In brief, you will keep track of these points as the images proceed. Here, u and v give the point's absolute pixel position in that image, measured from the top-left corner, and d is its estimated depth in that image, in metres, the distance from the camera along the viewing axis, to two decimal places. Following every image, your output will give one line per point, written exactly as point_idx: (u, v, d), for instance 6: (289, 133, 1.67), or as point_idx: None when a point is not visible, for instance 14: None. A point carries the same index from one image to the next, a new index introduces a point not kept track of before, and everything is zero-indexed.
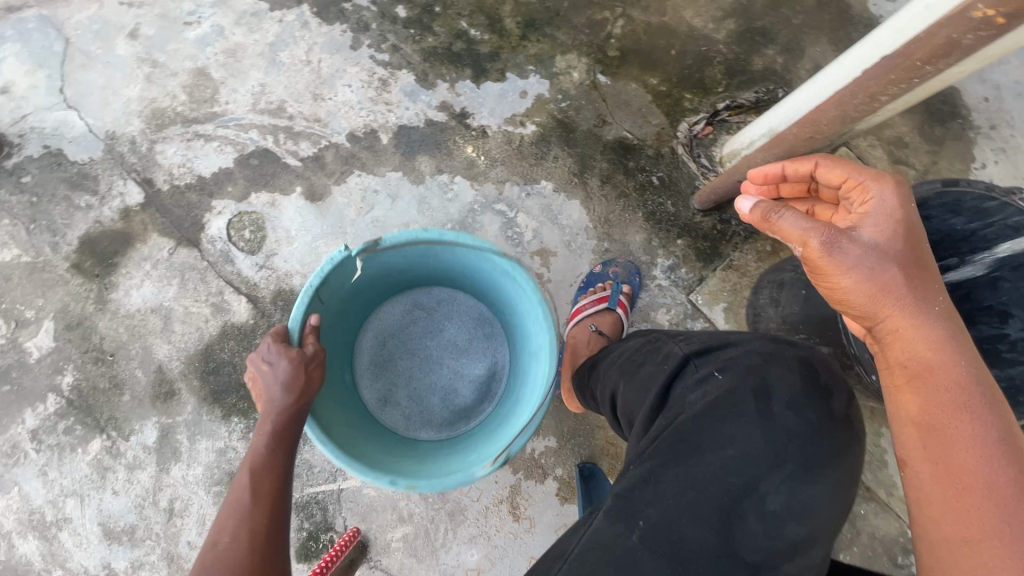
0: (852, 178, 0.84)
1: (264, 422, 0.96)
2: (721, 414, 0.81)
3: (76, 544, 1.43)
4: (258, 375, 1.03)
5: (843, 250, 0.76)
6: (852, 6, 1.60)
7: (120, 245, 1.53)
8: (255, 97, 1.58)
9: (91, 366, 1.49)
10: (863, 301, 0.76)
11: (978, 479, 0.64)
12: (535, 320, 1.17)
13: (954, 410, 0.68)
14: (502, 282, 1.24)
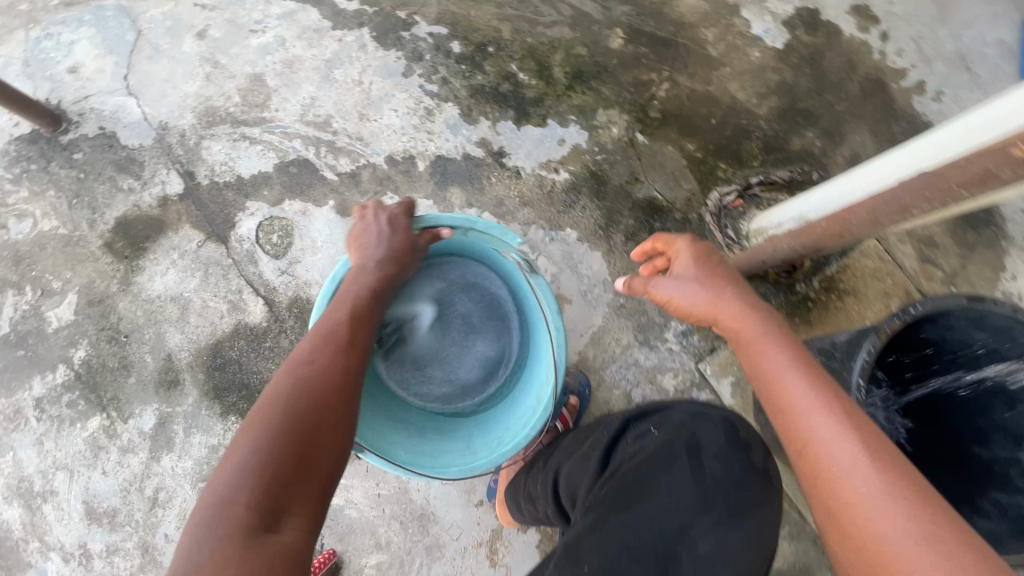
0: (659, 240, 1.10)
1: (362, 277, 1.07)
2: (656, 469, 0.86)
3: (59, 518, 1.46)
4: (363, 234, 1.17)
5: (662, 287, 1.02)
6: (897, 100, 1.61)
7: (152, 232, 1.58)
8: (304, 108, 1.64)
9: (104, 344, 1.53)
10: (687, 300, 0.98)
11: (797, 401, 0.78)
12: (513, 427, 1.21)
13: (765, 359, 0.86)
14: (534, 371, 1.28)
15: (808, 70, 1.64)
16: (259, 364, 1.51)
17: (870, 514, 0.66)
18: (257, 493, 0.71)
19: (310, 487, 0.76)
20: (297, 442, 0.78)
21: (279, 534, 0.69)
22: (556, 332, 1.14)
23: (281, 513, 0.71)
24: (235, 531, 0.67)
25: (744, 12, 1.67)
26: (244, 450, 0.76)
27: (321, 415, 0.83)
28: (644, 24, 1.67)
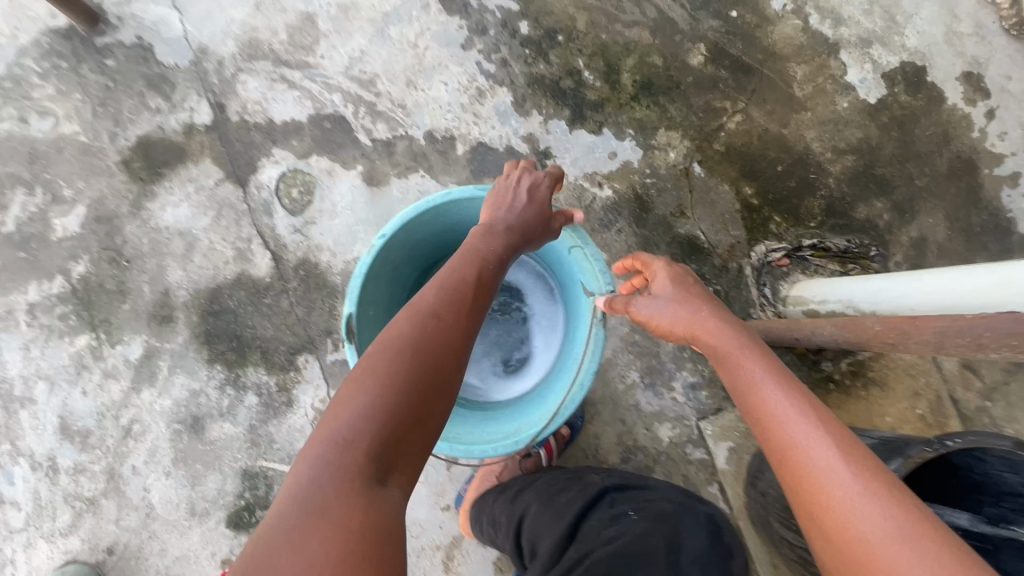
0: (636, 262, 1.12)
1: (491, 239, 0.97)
2: (634, 561, 0.80)
3: (33, 426, 1.46)
4: (505, 191, 1.06)
5: (640, 304, 1.01)
6: (984, 188, 1.47)
7: (172, 160, 1.51)
8: (351, 61, 1.53)
9: (104, 264, 1.49)
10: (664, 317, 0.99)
11: (767, 403, 0.77)
12: (483, 431, 1.05)
13: (742, 371, 0.84)
14: (532, 401, 1.14)
15: (895, 134, 1.50)
16: (255, 319, 1.47)
17: (847, 512, 0.61)
18: (372, 439, 0.63)
19: (418, 446, 0.68)
20: (416, 396, 0.69)
21: (389, 489, 0.61)
22: (592, 357, 1.02)
23: (392, 467, 0.63)
24: (350, 479, 0.59)
25: (843, 56, 1.52)
26: (362, 396, 0.66)
27: (440, 371, 0.73)
28: (730, 46, 1.53)
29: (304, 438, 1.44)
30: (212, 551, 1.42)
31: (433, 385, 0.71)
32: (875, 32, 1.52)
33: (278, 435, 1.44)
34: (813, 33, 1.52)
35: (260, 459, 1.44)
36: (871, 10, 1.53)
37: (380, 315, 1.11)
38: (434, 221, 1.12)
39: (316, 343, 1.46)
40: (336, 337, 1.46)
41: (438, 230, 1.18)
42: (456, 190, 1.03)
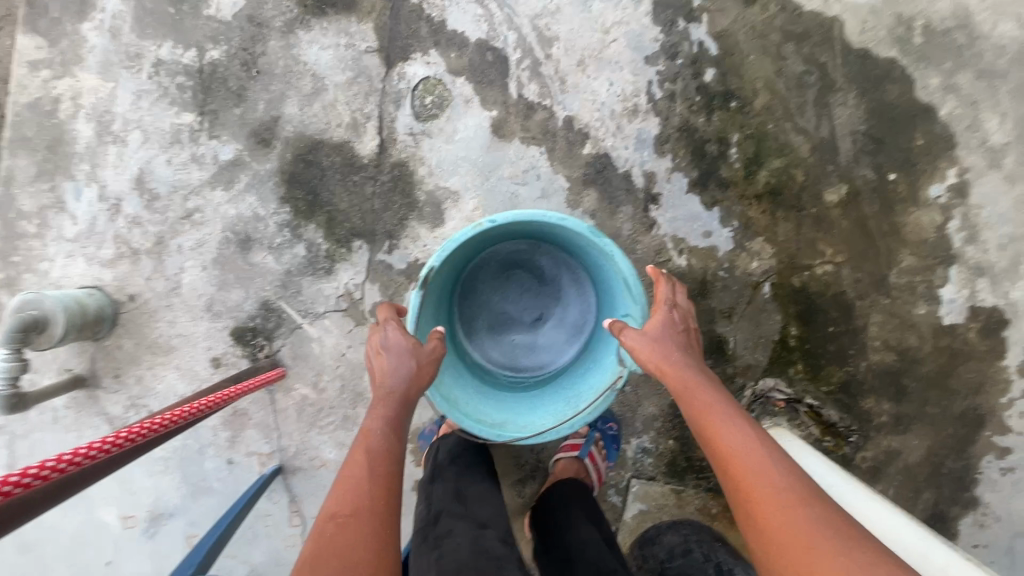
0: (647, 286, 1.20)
1: (381, 410, 1.04)
2: None
3: (115, 163, 1.59)
4: (384, 357, 1.11)
5: (631, 335, 1.12)
6: (975, 444, 1.59)
7: (340, 4, 1.54)
8: (542, 11, 1.53)
9: (237, 63, 1.56)
10: (644, 350, 1.08)
11: (718, 431, 0.96)
12: (476, 409, 1.24)
13: (701, 405, 1.01)
14: (525, 406, 1.31)
15: (942, 360, 1.58)
16: (336, 187, 1.57)
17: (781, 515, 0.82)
18: None
19: None
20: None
21: None
22: (591, 411, 1.17)
23: None
24: None
25: (952, 270, 1.55)
26: None
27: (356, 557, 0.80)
28: (868, 202, 1.55)
29: (324, 304, 1.59)
30: (208, 346, 1.62)
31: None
32: (994, 267, 1.55)
33: (306, 291, 1.59)
34: (943, 236, 1.55)
35: (282, 301, 1.60)
36: (1005, 247, 1.55)
37: (456, 257, 1.26)
38: (537, 226, 1.22)
39: (375, 237, 1.57)
40: (394, 242, 1.57)
41: (538, 230, 1.29)
42: (570, 221, 1.13)
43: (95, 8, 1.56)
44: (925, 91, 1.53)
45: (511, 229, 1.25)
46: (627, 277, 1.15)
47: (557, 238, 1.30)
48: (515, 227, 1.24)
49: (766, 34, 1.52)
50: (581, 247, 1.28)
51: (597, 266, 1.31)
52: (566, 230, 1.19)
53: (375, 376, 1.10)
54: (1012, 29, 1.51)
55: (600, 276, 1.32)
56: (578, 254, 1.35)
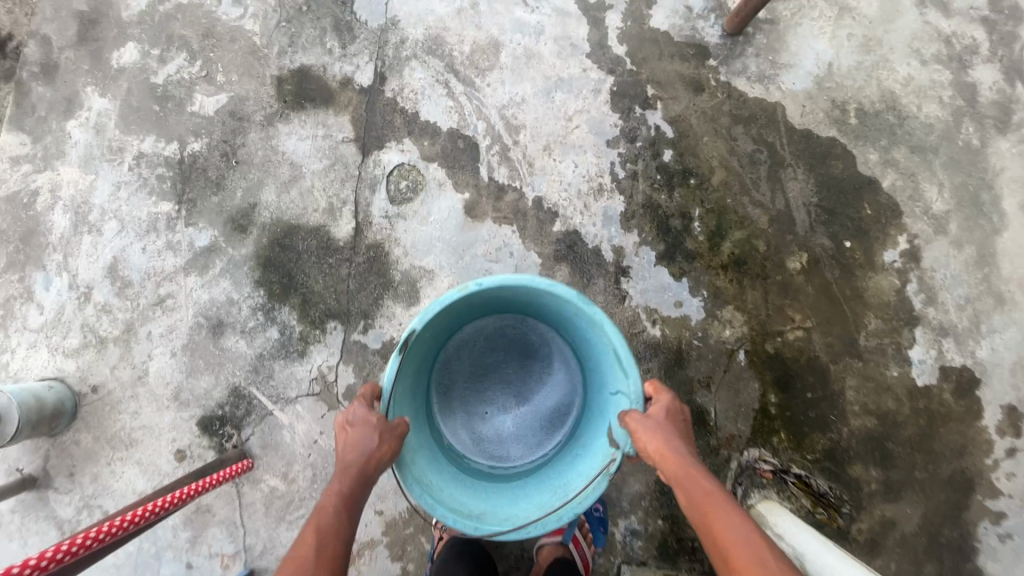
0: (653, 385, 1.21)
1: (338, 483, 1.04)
2: None
3: (88, 253, 1.59)
4: (349, 429, 1.10)
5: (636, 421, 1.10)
6: (969, 510, 1.56)
7: (318, 100, 1.63)
8: (509, 102, 1.64)
9: (217, 154, 1.62)
10: (645, 435, 1.07)
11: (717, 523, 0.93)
12: (452, 496, 1.18)
13: (702, 495, 0.98)
14: (505, 497, 1.24)
15: (922, 423, 1.58)
16: (311, 269, 1.58)
17: None
18: None
19: None
20: None
21: None
22: (582, 499, 1.12)
23: None
24: None
25: (917, 331, 1.59)
26: None
27: None
28: (828, 269, 1.61)
29: (297, 389, 1.55)
30: (172, 437, 1.55)
31: None
32: (956, 327, 1.60)
33: (279, 375, 1.56)
34: (903, 299, 1.60)
35: (252, 386, 1.55)
36: (964, 307, 1.60)
37: (440, 322, 1.25)
38: (524, 293, 1.24)
39: (350, 318, 1.57)
40: (368, 322, 1.57)
41: (523, 301, 1.31)
42: (562, 290, 1.14)
43: (82, 107, 1.63)
44: (866, 165, 1.64)
45: (499, 298, 1.26)
46: (618, 351, 1.14)
47: (548, 311, 1.32)
48: (502, 295, 1.25)
49: (716, 118, 1.64)
50: (569, 326, 1.29)
51: (585, 344, 1.31)
52: (553, 301, 1.21)
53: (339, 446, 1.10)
54: (936, 110, 1.65)
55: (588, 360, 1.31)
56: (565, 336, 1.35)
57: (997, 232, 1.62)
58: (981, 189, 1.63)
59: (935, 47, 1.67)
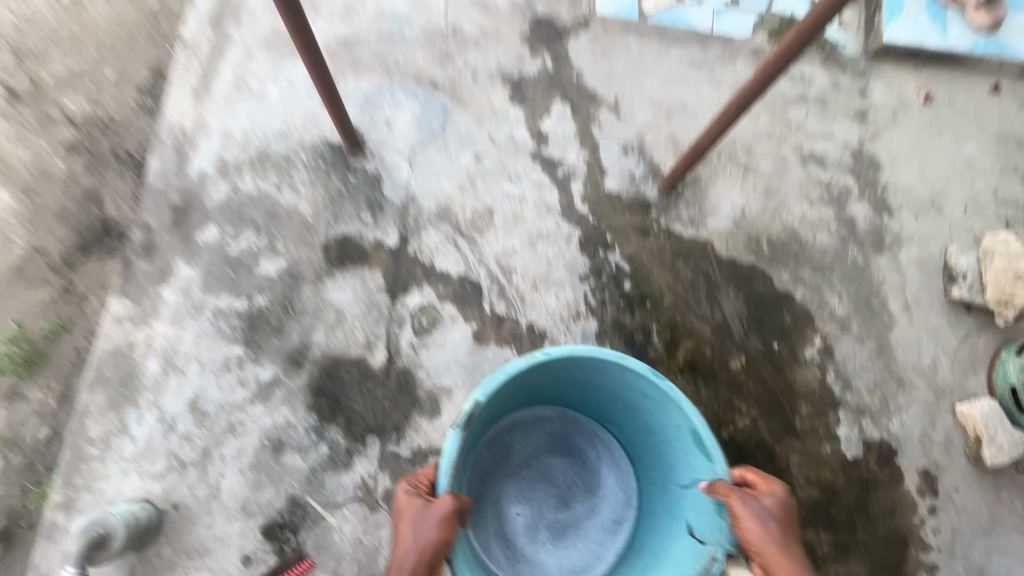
0: (756, 478, 1.49)
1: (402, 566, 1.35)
2: None
3: (174, 391, 1.98)
4: (405, 519, 1.40)
5: (752, 514, 1.41)
6: (906, 563, 1.88)
7: (356, 259, 2.12)
8: (503, 252, 2.14)
9: (278, 306, 2.07)
10: (757, 531, 1.40)
11: None
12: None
13: None
14: None
15: (857, 490, 1.93)
16: (354, 393, 1.98)
17: None
18: None
19: None
20: None
21: None
22: None
23: None
24: None
25: (840, 413, 1.99)
26: None
27: None
28: (763, 366, 2.04)
29: (343, 495, 1.90)
30: (241, 544, 1.86)
31: None
32: (871, 407, 2.00)
33: (329, 484, 1.91)
34: (825, 387, 2.02)
35: (307, 495, 1.90)
36: (874, 391, 2.02)
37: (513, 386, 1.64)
38: (592, 368, 1.65)
39: (385, 432, 1.95)
40: (401, 434, 1.95)
41: (587, 380, 1.74)
42: (631, 359, 1.57)
43: (173, 275, 2.08)
44: (782, 283, 2.13)
45: (566, 373, 1.72)
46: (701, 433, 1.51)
47: (608, 389, 1.75)
48: (564, 372, 1.70)
49: (662, 254, 2.15)
50: (634, 399, 1.72)
51: (656, 427, 1.72)
52: (618, 371, 1.63)
53: (401, 530, 1.40)
54: (827, 238, 2.18)
55: (658, 430, 1.72)
56: (630, 413, 1.80)
57: (888, 329, 2.08)
58: (871, 297, 2.11)
59: (819, 192, 2.23)
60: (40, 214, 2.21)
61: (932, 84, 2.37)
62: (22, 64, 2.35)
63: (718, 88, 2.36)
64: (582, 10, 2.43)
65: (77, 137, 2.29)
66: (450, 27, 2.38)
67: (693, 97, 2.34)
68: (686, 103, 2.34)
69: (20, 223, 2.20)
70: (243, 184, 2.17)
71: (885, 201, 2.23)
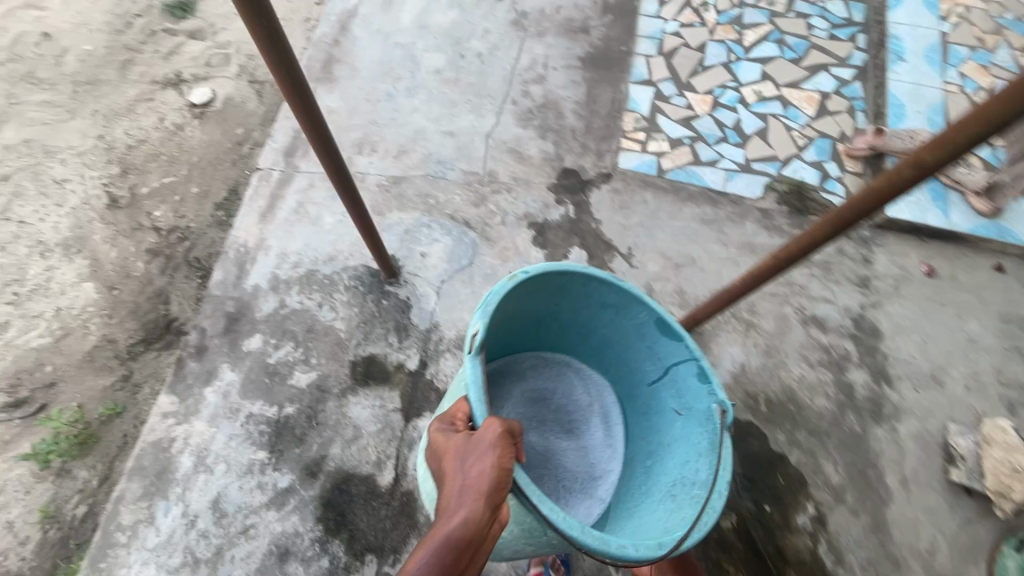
0: None
1: (454, 495, 1.31)
2: None
3: (199, 488, 2.17)
4: (456, 451, 1.42)
5: None
6: None
7: (379, 379, 2.32)
8: None
9: (303, 416, 2.27)
10: None
11: None
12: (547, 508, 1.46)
13: None
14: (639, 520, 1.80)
15: None
16: (359, 509, 2.13)
17: None
18: None
19: None
20: None
21: None
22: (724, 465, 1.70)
23: None
24: None
25: None
26: None
27: None
28: (755, 529, 2.06)
29: None
30: None
31: None
32: None
33: None
34: (817, 558, 2.02)
35: None
36: (867, 568, 2.01)
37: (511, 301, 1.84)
38: (576, 287, 1.95)
39: (384, 552, 2.07)
40: (397, 556, 2.07)
41: (570, 303, 2.04)
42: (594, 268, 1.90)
43: (217, 377, 2.33)
44: (777, 443, 2.20)
45: (541, 302, 1.99)
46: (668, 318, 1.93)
47: (586, 312, 2.08)
48: (538, 300, 1.97)
49: None
50: (597, 314, 2.07)
51: (627, 340, 2.10)
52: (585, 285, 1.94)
53: (450, 461, 1.40)
54: (825, 402, 2.26)
55: (619, 336, 2.11)
56: (602, 335, 2.15)
57: (884, 503, 2.10)
58: (867, 467, 2.15)
59: (818, 355, 2.34)
60: (118, 308, 2.54)
61: (935, 258, 2.51)
62: (127, 176, 2.78)
63: (726, 246, 2.56)
64: (605, 166, 2.72)
65: (159, 243, 2.64)
66: (487, 173, 2.70)
67: (702, 253, 2.55)
68: (694, 257, 2.54)
69: (101, 316, 2.52)
70: (290, 299, 2.46)
71: (885, 370, 2.31)
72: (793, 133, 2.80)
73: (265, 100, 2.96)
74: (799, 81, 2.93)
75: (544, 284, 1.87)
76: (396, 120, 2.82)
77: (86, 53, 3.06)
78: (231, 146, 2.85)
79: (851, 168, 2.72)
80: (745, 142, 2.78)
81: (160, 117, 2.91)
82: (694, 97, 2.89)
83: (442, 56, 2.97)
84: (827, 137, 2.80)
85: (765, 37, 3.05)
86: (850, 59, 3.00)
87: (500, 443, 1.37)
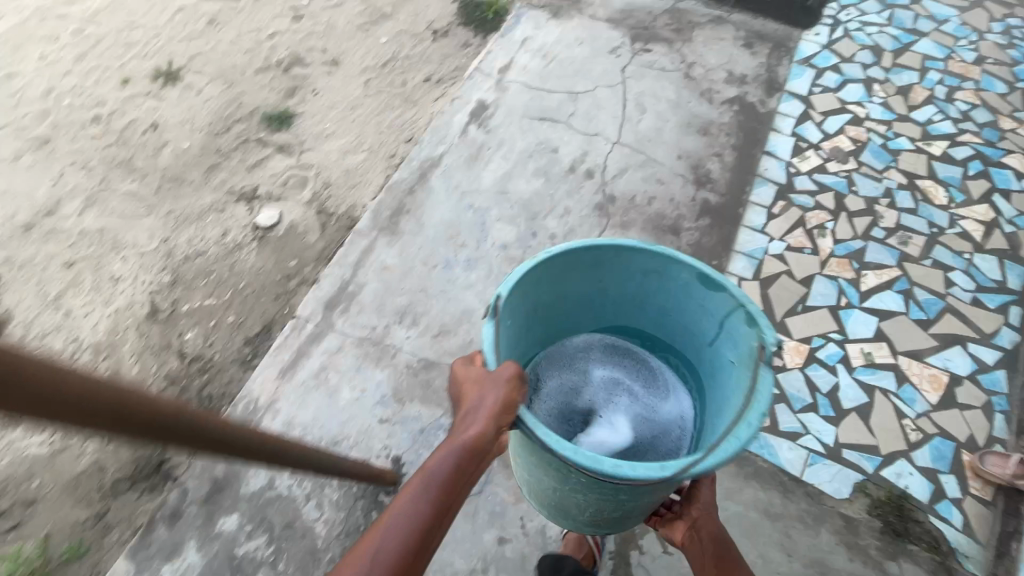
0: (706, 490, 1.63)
1: (465, 414, 1.34)
2: None
3: None
4: (470, 376, 1.41)
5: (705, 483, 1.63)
6: None
7: None
8: None
9: None
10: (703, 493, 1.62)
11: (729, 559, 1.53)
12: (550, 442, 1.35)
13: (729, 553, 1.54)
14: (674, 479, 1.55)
15: None
16: None
17: None
18: (413, 538, 1.22)
19: (446, 517, 1.27)
20: (432, 508, 1.25)
21: (437, 531, 1.26)
22: (755, 407, 1.44)
23: (432, 529, 1.24)
24: (415, 552, 1.21)
25: None
26: (406, 507, 1.24)
27: (449, 489, 1.28)
28: None
29: None
30: None
31: (444, 498, 1.27)
32: None
33: None
34: None
35: None
36: None
37: (539, 276, 1.68)
38: (609, 259, 1.76)
39: None
40: None
41: (610, 282, 1.84)
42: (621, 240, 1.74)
43: (180, 554, 2.13)
44: None
45: (578, 284, 1.84)
46: (703, 270, 1.65)
47: (629, 285, 1.84)
48: (577, 284, 1.82)
49: None
50: (643, 284, 1.83)
51: (675, 303, 1.82)
52: (616, 255, 1.74)
53: (466, 384, 1.40)
54: None
55: (671, 302, 1.83)
56: (648, 307, 1.91)
57: None
58: None
59: None
60: None
61: None
62: (174, 287, 2.76)
63: (790, 558, 2.03)
64: None
65: (180, 370, 2.56)
66: None
67: (760, 559, 2.02)
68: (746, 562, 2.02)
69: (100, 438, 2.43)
70: (281, 481, 2.24)
71: None
72: (905, 422, 2.26)
73: (327, 235, 2.88)
74: (924, 352, 2.40)
75: (574, 265, 1.73)
76: (447, 293, 2.61)
77: (182, 149, 3.16)
78: (279, 278, 2.76)
79: (976, 490, 2.14)
80: (840, 419, 2.28)
81: (224, 232, 2.90)
82: (786, 344, 2.44)
83: (514, 229, 2.77)
84: (949, 437, 2.24)
85: (889, 283, 2.56)
86: (996, 336, 2.44)
87: (511, 380, 1.36)
